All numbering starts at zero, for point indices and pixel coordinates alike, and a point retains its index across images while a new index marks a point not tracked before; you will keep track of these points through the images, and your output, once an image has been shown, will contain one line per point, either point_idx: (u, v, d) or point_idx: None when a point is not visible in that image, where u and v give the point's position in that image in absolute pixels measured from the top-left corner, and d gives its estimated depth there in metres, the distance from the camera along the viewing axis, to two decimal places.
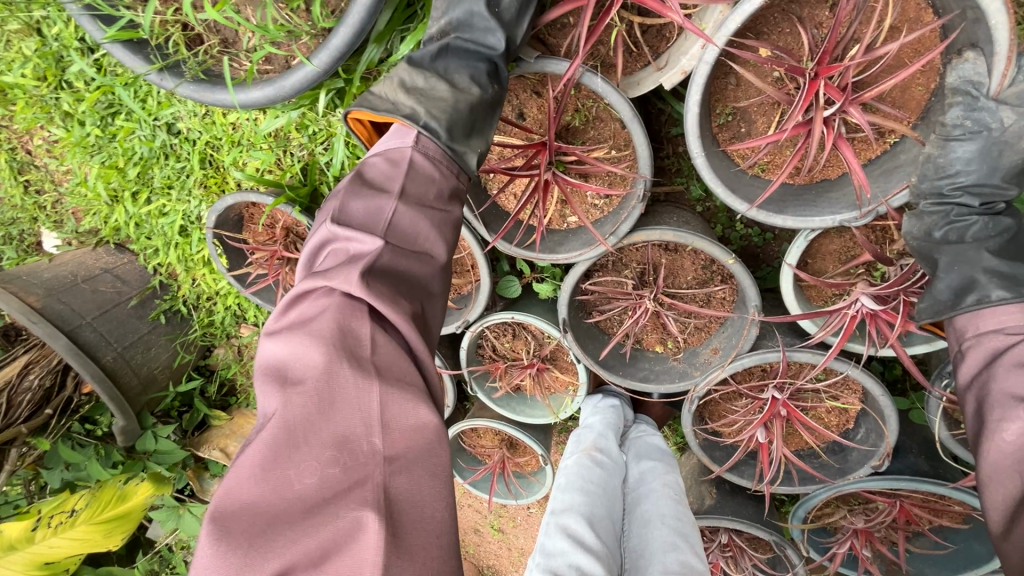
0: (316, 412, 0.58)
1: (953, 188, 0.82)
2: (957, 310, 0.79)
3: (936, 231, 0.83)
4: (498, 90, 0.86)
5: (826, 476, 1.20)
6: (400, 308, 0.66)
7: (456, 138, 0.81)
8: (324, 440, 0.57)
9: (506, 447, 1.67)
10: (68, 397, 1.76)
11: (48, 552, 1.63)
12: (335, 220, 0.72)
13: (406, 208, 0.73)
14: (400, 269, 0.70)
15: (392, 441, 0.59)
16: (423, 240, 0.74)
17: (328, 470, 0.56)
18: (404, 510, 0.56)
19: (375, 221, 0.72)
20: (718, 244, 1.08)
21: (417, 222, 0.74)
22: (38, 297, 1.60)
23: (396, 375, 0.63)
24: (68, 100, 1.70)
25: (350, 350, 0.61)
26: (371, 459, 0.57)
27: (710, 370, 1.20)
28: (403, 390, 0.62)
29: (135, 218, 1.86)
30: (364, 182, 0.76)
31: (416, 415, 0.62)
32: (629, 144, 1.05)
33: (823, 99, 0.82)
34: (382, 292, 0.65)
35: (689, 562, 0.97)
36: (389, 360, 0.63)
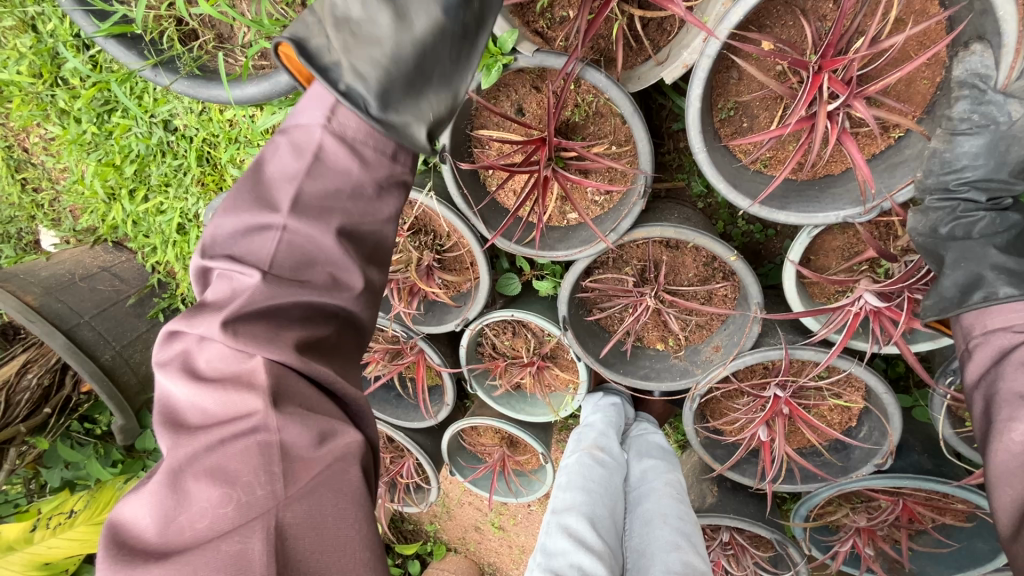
0: (206, 449, 0.54)
1: (959, 184, 0.81)
2: (963, 308, 0.78)
3: (942, 228, 0.82)
4: (479, 11, 0.70)
5: (828, 475, 1.20)
6: (284, 339, 0.59)
7: (390, 108, 0.65)
8: (212, 480, 0.52)
9: (506, 445, 1.66)
10: (66, 397, 1.78)
11: (47, 553, 1.59)
12: (210, 251, 0.65)
13: (297, 223, 0.65)
14: (282, 303, 0.61)
15: (295, 468, 0.54)
16: (324, 261, 0.66)
17: (219, 509, 0.51)
18: (305, 541, 0.51)
19: (259, 245, 0.64)
20: (719, 241, 1.06)
21: (315, 239, 0.66)
22: (36, 295, 1.60)
23: (296, 397, 0.57)
24: (64, 97, 1.69)
25: (235, 382, 0.56)
26: (268, 493, 0.52)
27: (711, 368, 1.18)
28: (303, 411, 0.57)
29: (132, 216, 1.85)
30: (255, 193, 0.67)
31: (328, 439, 0.58)
32: (629, 140, 1.03)
33: (826, 93, 0.80)
34: (255, 333, 0.58)
35: (691, 562, 0.96)
36: (288, 382, 0.57)
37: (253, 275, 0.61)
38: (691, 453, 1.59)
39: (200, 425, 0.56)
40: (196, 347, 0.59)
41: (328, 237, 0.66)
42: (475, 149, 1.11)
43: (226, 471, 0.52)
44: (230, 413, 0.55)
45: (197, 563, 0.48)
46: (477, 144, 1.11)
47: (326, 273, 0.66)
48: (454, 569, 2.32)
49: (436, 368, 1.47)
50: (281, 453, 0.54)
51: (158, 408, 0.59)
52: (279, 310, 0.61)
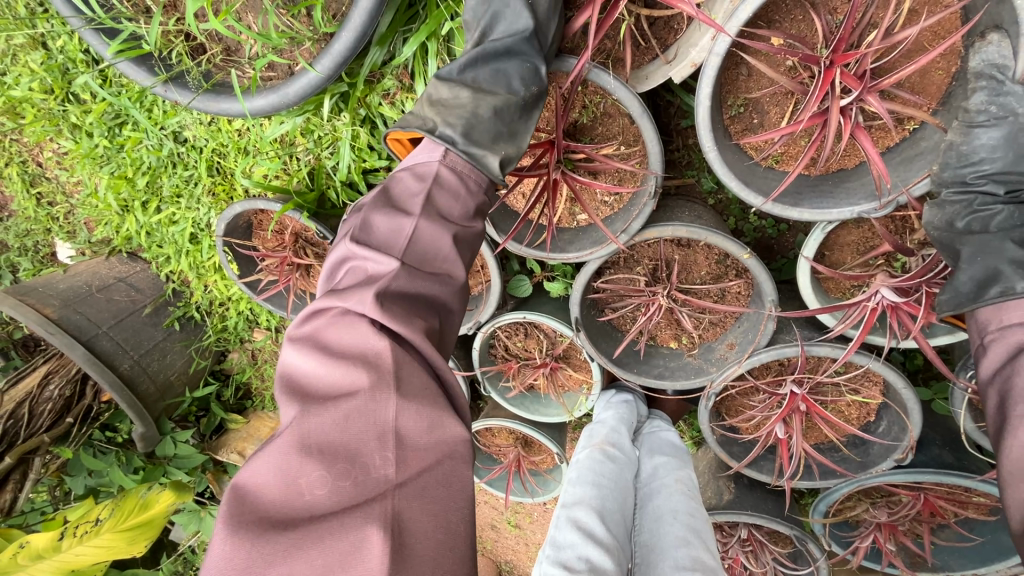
0: (332, 423, 0.61)
1: (977, 176, 0.78)
2: (979, 303, 0.77)
3: (959, 222, 0.80)
4: (537, 91, 0.87)
5: (847, 471, 1.18)
6: (417, 326, 0.69)
7: (473, 143, 0.84)
8: (336, 452, 0.59)
9: (520, 446, 1.67)
10: (87, 406, 1.82)
11: (74, 560, 1.60)
12: (359, 238, 0.76)
13: (428, 226, 0.77)
14: (418, 289, 0.73)
15: (406, 456, 0.61)
16: (442, 261, 0.78)
17: (338, 483, 0.57)
18: (413, 526, 0.57)
19: (397, 243, 0.75)
20: (731, 238, 1.05)
21: (437, 241, 0.78)
22: (55, 307, 1.63)
23: (412, 389, 0.64)
24: (76, 112, 1.72)
25: (370, 360, 0.64)
26: (383, 475, 0.59)
27: (726, 366, 1.18)
28: (416, 398, 0.64)
29: (146, 227, 1.88)
30: (390, 206, 0.80)
31: (435, 430, 0.64)
32: (638, 139, 1.02)
33: (839, 88, 0.79)
34: (397, 312, 0.68)
35: (700, 558, 0.96)
36: (406, 373, 0.65)
37: (387, 262, 0.73)
38: (706, 450, 1.59)
39: (327, 399, 0.63)
40: (342, 321, 0.68)
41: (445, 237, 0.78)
42: None
43: (349, 448, 0.60)
44: (353, 393, 0.62)
45: (321, 526, 0.55)
46: None
47: (443, 269, 0.78)
48: None
49: (450, 371, 1.48)
50: (396, 440, 0.61)
51: (298, 374, 0.67)
52: (414, 294, 0.73)
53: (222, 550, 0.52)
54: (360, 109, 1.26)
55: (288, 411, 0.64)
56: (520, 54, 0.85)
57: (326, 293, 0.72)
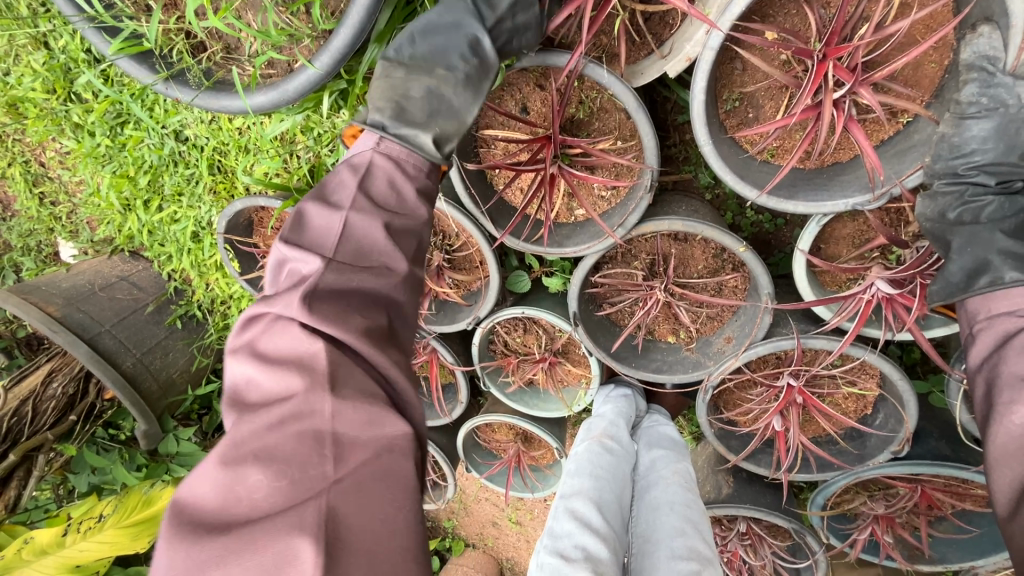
0: (268, 428, 0.61)
1: (969, 168, 0.79)
2: (969, 293, 0.78)
3: (950, 213, 0.81)
4: (480, 63, 0.89)
5: (844, 463, 1.18)
6: (350, 324, 0.68)
7: (403, 123, 0.85)
8: (271, 456, 0.59)
9: (520, 441, 1.68)
10: (90, 404, 1.83)
11: (79, 556, 1.60)
12: (289, 239, 0.74)
13: (358, 218, 0.76)
14: (345, 283, 0.71)
15: (344, 454, 0.61)
16: (378, 253, 0.77)
17: (275, 485, 0.57)
18: (354, 524, 0.57)
19: (325, 239, 0.74)
20: (728, 232, 1.06)
21: (369, 233, 0.77)
22: (58, 306, 1.64)
23: (348, 388, 0.64)
24: (78, 112, 1.74)
25: (304, 363, 0.64)
26: (321, 473, 0.59)
27: (724, 359, 1.19)
28: (354, 396, 0.64)
29: (148, 226, 1.90)
30: (322, 202, 0.79)
31: (376, 425, 0.64)
32: (634, 134, 1.03)
33: (832, 81, 0.80)
34: (328, 310, 0.67)
35: (696, 547, 0.97)
36: (343, 372, 0.64)
37: (310, 261, 0.72)
38: (706, 445, 1.60)
39: (263, 404, 0.64)
40: (269, 326, 0.68)
41: (377, 228, 0.77)
42: (481, 149, 1.12)
43: (284, 451, 0.60)
44: (288, 395, 0.63)
45: (257, 530, 0.55)
46: (483, 144, 1.12)
47: (380, 261, 0.76)
48: (473, 565, 2.36)
49: (449, 367, 1.49)
50: (333, 439, 0.61)
51: (235, 380, 0.67)
52: (343, 288, 0.71)
53: (163, 563, 0.53)
54: (359, 107, 1.27)
55: (229, 421, 0.65)
56: (457, 27, 0.89)
57: (259, 298, 0.71)
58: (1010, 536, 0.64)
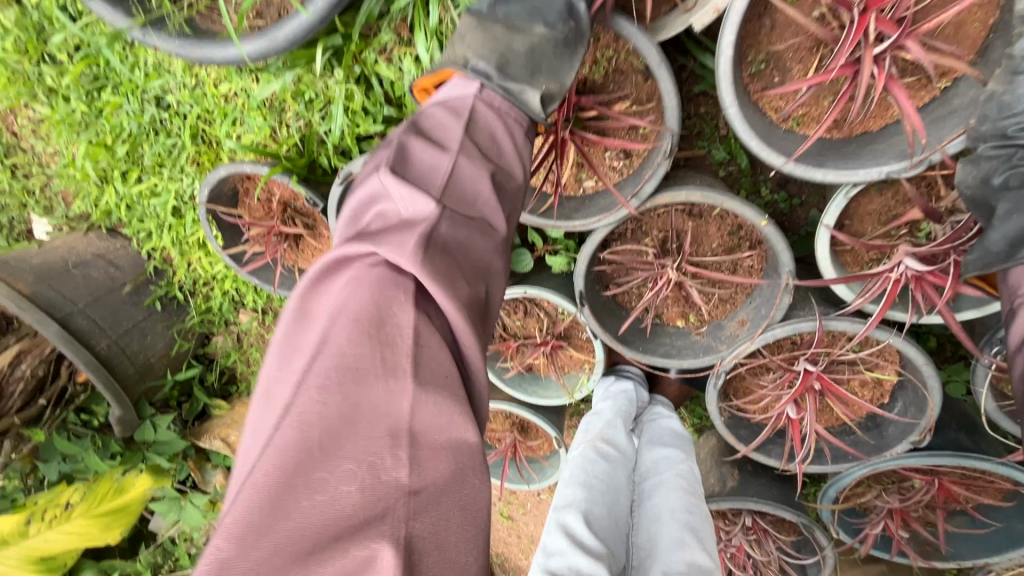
0: (340, 410, 0.55)
1: (1021, 128, 0.70)
2: (1009, 263, 0.72)
3: (995, 178, 0.73)
4: (576, 26, 0.83)
5: (861, 454, 1.13)
6: (456, 288, 0.64)
7: (508, 78, 0.82)
8: (344, 446, 0.53)
9: (517, 430, 1.60)
10: (61, 387, 1.72)
11: (43, 547, 1.55)
12: (397, 171, 0.71)
13: (465, 167, 0.74)
14: (455, 236, 0.68)
15: (418, 456, 0.55)
16: (481, 205, 0.74)
17: (343, 486, 0.51)
18: (431, 551, 0.51)
19: (429, 187, 0.70)
20: (749, 204, 1.00)
21: (475, 181, 0.74)
22: (28, 284, 1.52)
23: (432, 375, 0.59)
24: (52, 74, 1.63)
25: (391, 336, 0.59)
26: (394, 479, 0.53)
27: (737, 343, 1.13)
28: (437, 387, 0.59)
29: (126, 199, 1.79)
30: (427, 145, 0.75)
31: (453, 427, 0.59)
32: (652, 98, 0.96)
33: (874, 35, 0.75)
34: (436, 263, 0.63)
35: (695, 562, 0.93)
36: (427, 356, 0.59)
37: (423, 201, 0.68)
38: (710, 436, 1.54)
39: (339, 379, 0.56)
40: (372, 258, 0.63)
41: (478, 188, 0.74)
42: None
43: (360, 441, 0.54)
44: (366, 373, 0.57)
45: (319, 543, 0.48)
46: None
47: (478, 216, 0.73)
48: None
49: None
50: (411, 437, 0.55)
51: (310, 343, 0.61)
52: (454, 244, 0.68)
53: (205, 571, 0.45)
54: (354, 67, 1.19)
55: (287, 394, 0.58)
56: None
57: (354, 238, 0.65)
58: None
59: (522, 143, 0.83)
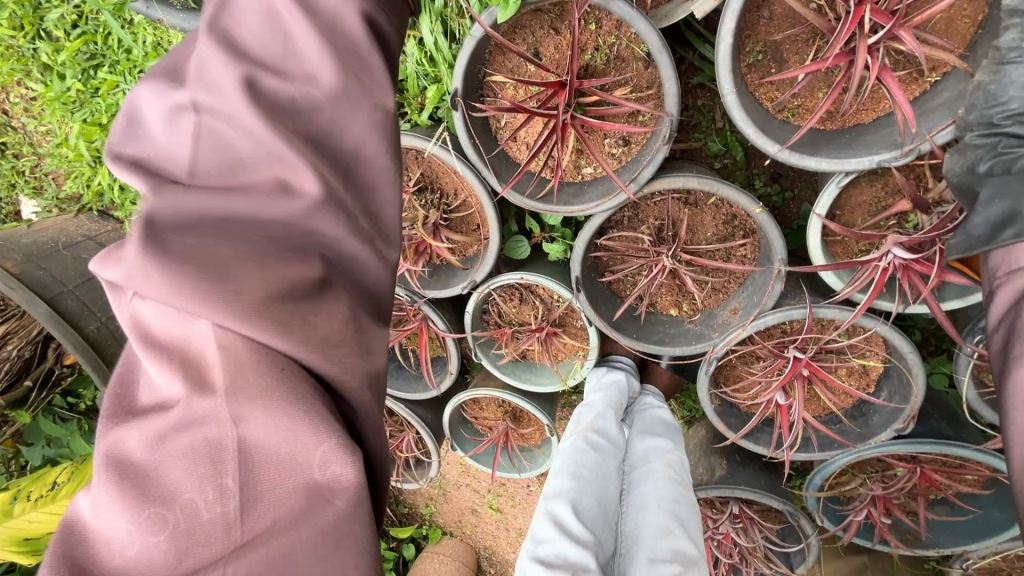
0: (145, 439, 0.48)
1: (1005, 117, 0.74)
2: (991, 245, 0.71)
3: (980, 166, 0.76)
4: None
5: (846, 441, 1.16)
6: (243, 287, 0.49)
7: None
8: (150, 479, 0.47)
9: (509, 419, 1.61)
10: (48, 369, 1.73)
11: (28, 527, 1.49)
12: (133, 138, 0.60)
13: (212, 105, 0.57)
14: (216, 207, 0.54)
15: (250, 477, 0.49)
16: (254, 159, 0.57)
17: (157, 513, 0.46)
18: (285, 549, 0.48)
19: (178, 134, 0.58)
20: (744, 192, 1.02)
21: (235, 126, 0.58)
22: (16, 262, 1.55)
23: (246, 386, 0.48)
24: (47, 51, 1.62)
25: (190, 361, 0.49)
26: (213, 499, 0.47)
27: (729, 331, 1.15)
28: (261, 399, 0.49)
29: (119, 180, 1.77)
30: (168, 78, 0.61)
31: (291, 439, 0.49)
32: (652, 85, 0.98)
33: (869, 25, 0.77)
34: (184, 255, 0.50)
35: (680, 550, 0.97)
36: (241, 372, 0.49)
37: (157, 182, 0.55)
38: (699, 426, 1.56)
39: (144, 410, 0.49)
40: (133, 305, 0.51)
41: (249, 115, 0.57)
42: (488, 96, 1.05)
43: (171, 467, 0.47)
44: (167, 398, 0.49)
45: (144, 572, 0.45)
46: (490, 92, 1.05)
47: (271, 175, 0.57)
48: (451, 553, 2.29)
49: (439, 335, 1.42)
50: (235, 455, 0.48)
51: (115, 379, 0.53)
52: (218, 214, 0.54)
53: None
54: None
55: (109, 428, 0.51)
56: None
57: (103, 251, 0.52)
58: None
59: (310, 43, 0.62)
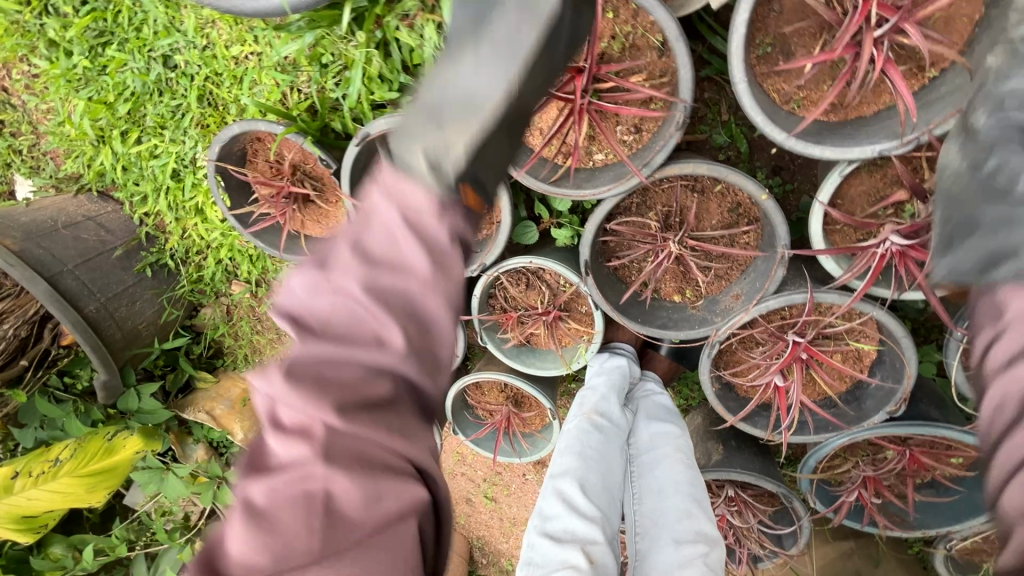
0: (266, 492, 0.51)
1: (1016, 104, 0.76)
2: (985, 276, 0.70)
3: (985, 163, 0.78)
4: None
5: (840, 423, 1.21)
6: (350, 399, 0.52)
7: None
8: (261, 526, 0.49)
9: (511, 404, 1.64)
10: (44, 350, 1.69)
11: (26, 505, 1.53)
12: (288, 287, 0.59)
13: (347, 266, 0.57)
14: (335, 352, 0.54)
15: (338, 530, 0.50)
16: (371, 310, 0.56)
17: (254, 556, 0.48)
18: None
19: (318, 286, 0.57)
20: (751, 179, 1.06)
21: (361, 279, 0.57)
22: (15, 240, 1.52)
23: (347, 458, 0.51)
24: (55, 27, 1.62)
25: (309, 433, 0.51)
26: (304, 549, 0.49)
27: (732, 315, 1.19)
28: (368, 470, 0.52)
29: (122, 160, 1.77)
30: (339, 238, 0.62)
31: (377, 503, 0.52)
32: (665, 74, 1.02)
33: (874, 19, 0.81)
34: (312, 379, 0.52)
35: (702, 532, 1.04)
36: (348, 447, 0.52)
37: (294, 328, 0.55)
38: (696, 413, 1.61)
39: (268, 472, 0.52)
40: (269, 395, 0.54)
41: (372, 270, 0.57)
42: None
43: (280, 514, 0.50)
44: (286, 463, 0.51)
45: None
46: None
47: (379, 324, 0.56)
48: None
49: None
50: (326, 508, 0.50)
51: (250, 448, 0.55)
52: (333, 357, 0.54)
53: None
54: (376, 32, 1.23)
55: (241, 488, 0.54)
56: None
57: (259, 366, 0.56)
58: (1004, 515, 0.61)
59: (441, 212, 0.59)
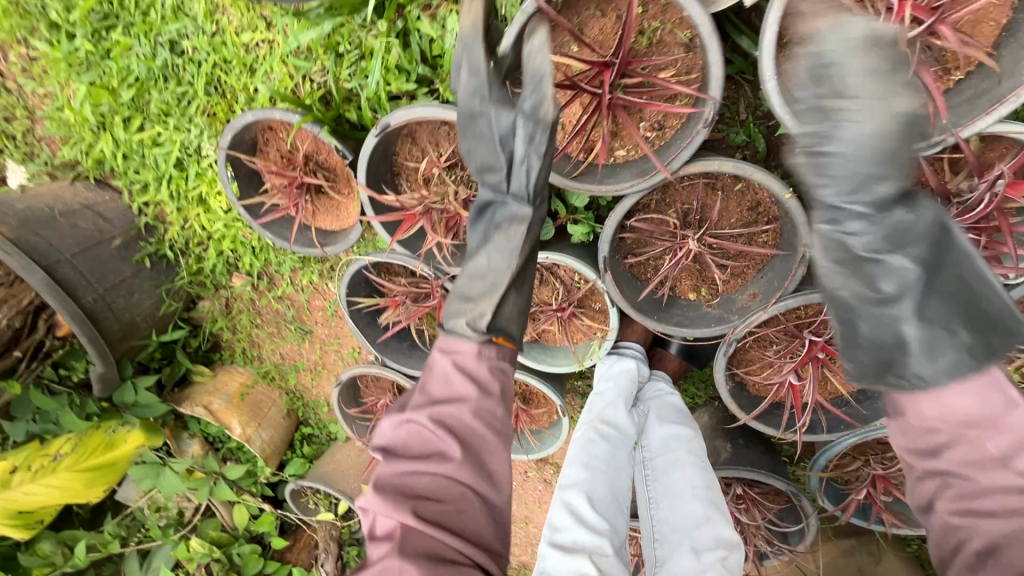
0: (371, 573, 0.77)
1: (848, 206, 0.84)
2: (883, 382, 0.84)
3: (854, 277, 0.86)
4: None
5: (853, 421, 1.22)
6: (422, 507, 0.80)
7: None
8: None
9: (519, 400, 1.63)
10: (38, 341, 1.60)
11: (22, 499, 1.50)
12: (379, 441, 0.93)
13: (415, 413, 0.91)
14: (411, 480, 0.84)
15: None
16: (434, 444, 0.87)
17: None
18: None
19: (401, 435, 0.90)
20: (775, 177, 1.06)
21: (424, 426, 0.89)
22: (11, 227, 1.45)
23: (417, 544, 0.78)
24: (59, 8, 1.58)
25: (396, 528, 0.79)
26: None
27: (749, 314, 1.20)
28: (432, 550, 0.77)
29: (123, 148, 1.72)
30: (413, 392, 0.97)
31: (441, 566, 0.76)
32: (692, 71, 1.02)
33: (909, 20, 0.82)
34: (395, 495, 0.81)
35: (721, 536, 1.05)
36: (418, 535, 0.78)
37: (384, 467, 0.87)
38: (704, 411, 1.61)
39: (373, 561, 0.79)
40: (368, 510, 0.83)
41: (429, 413, 0.90)
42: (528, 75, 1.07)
43: None
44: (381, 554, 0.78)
45: None
46: None
47: (437, 452, 0.86)
48: None
49: None
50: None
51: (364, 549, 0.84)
52: (409, 484, 0.83)
53: None
54: (397, 22, 1.23)
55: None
56: None
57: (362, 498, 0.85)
58: (934, 527, 0.79)
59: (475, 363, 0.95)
